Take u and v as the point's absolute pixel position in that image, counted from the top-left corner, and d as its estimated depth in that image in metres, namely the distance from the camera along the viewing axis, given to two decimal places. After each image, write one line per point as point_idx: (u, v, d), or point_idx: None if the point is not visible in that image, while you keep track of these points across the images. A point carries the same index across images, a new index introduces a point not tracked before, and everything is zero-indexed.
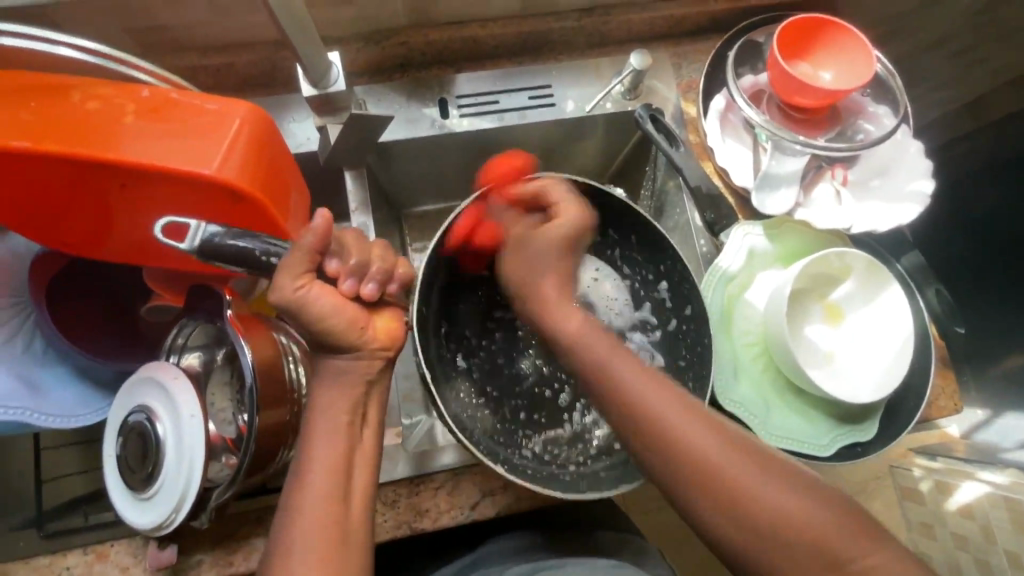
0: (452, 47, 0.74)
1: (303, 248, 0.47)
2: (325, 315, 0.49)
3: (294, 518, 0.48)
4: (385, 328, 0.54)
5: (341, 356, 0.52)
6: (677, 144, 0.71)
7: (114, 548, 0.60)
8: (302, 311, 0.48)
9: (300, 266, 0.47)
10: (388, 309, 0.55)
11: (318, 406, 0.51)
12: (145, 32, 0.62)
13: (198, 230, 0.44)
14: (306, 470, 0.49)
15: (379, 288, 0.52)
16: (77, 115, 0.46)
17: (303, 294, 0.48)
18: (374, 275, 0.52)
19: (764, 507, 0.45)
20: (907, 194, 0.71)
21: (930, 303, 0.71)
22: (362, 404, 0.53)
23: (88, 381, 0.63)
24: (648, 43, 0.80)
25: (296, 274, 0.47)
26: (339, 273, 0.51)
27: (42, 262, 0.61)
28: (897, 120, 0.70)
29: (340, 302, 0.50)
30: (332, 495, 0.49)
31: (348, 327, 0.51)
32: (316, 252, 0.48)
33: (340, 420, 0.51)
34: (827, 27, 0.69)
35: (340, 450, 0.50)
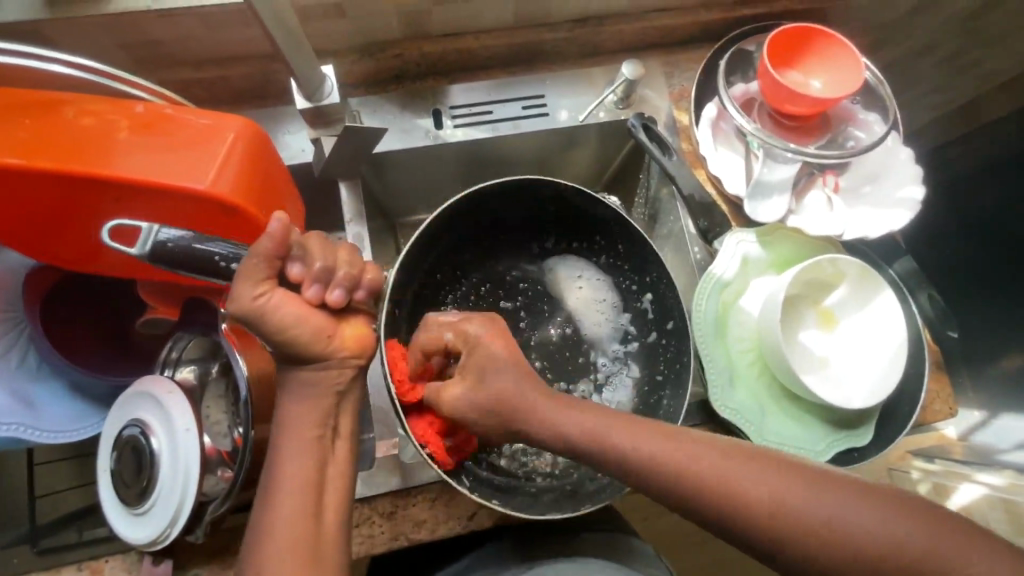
0: (445, 58, 0.75)
1: (257, 253, 0.44)
2: (287, 325, 0.46)
3: (267, 536, 0.46)
4: (355, 337, 0.50)
5: (309, 368, 0.49)
6: (669, 152, 0.72)
7: (108, 564, 0.59)
8: (261, 320, 0.45)
9: (257, 273, 0.45)
10: (358, 316, 0.51)
11: (288, 420, 0.49)
12: (139, 47, 0.63)
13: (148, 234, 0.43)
14: (274, 487, 0.47)
15: (346, 295, 0.48)
16: (71, 131, 0.46)
17: (261, 303, 0.45)
18: (341, 280, 0.48)
19: (861, 532, 0.41)
20: (897, 200, 0.71)
21: (922, 308, 0.71)
22: (332, 414, 0.50)
23: (82, 395, 0.63)
24: (640, 53, 0.80)
25: (255, 280, 0.45)
26: (303, 279, 0.48)
27: (38, 276, 0.61)
28: (888, 126, 0.71)
29: (303, 310, 0.47)
30: (299, 511, 0.47)
31: (313, 337, 0.47)
32: (273, 258, 0.45)
33: (309, 434, 0.49)
34: (816, 36, 0.70)
35: (309, 464, 0.48)
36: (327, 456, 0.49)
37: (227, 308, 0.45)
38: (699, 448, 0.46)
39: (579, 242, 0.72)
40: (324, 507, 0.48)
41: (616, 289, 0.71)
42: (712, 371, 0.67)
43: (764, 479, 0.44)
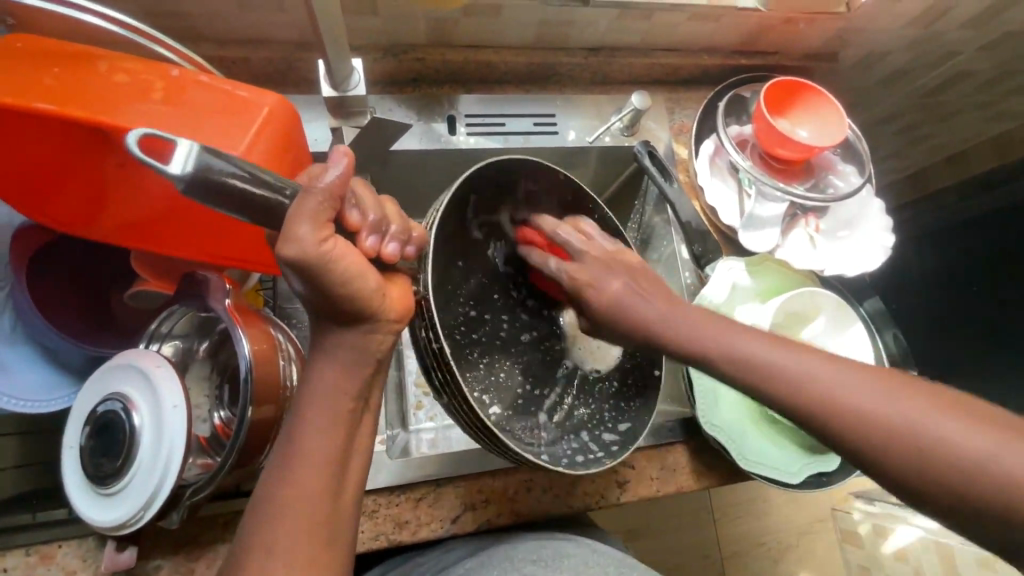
0: (466, 68, 0.77)
1: (326, 192, 0.39)
2: (349, 280, 0.43)
3: (280, 508, 0.44)
4: (400, 297, 0.48)
5: (354, 330, 0.46)
6: (670, 178, 0.76)
7: (61, 550, 0.56)
8: (323, 269, 0.41)
9: (325, 214, 0.40)
10: (400, 276, 0.49)
11: (313, 391, 0.46)
12: (163, 15, 0.62)
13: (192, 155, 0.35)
14: (297, 449, 0.45)
15: (401, 250, 0.47)
16: (103, 84, 0.45)
17: (328, 249, 0.41)
18: (396, 234, 0.47)
19: (809, 391, 0.48)
20: (871, 245, 0.78)
21: (887, 346, 0.76)
22: (366, 387, 0.48)
23: (57, 363, 0.60)
24: (645, 87, 0.85)
25: (320, 224, 0.40)
26: (360, 228, 0.45)
27: (27, 237, 0.58)
28: (864, 179, 0.78)
29: (365, 263, 0.44)
30: (316, 497, 0.45)
31: (375, 291, 0.45)
32: (337, 200, 0.41)
33: (342, 408, 0.47)
34: (805, 91, 0.77)
35: (337, 441, 0.46)
36: (355, 433, 0.48)
37: (284, 251, 0.39)
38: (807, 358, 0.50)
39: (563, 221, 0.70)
40: (346, 481, 0.47)
41: None
42: (700, 389, 0.71)
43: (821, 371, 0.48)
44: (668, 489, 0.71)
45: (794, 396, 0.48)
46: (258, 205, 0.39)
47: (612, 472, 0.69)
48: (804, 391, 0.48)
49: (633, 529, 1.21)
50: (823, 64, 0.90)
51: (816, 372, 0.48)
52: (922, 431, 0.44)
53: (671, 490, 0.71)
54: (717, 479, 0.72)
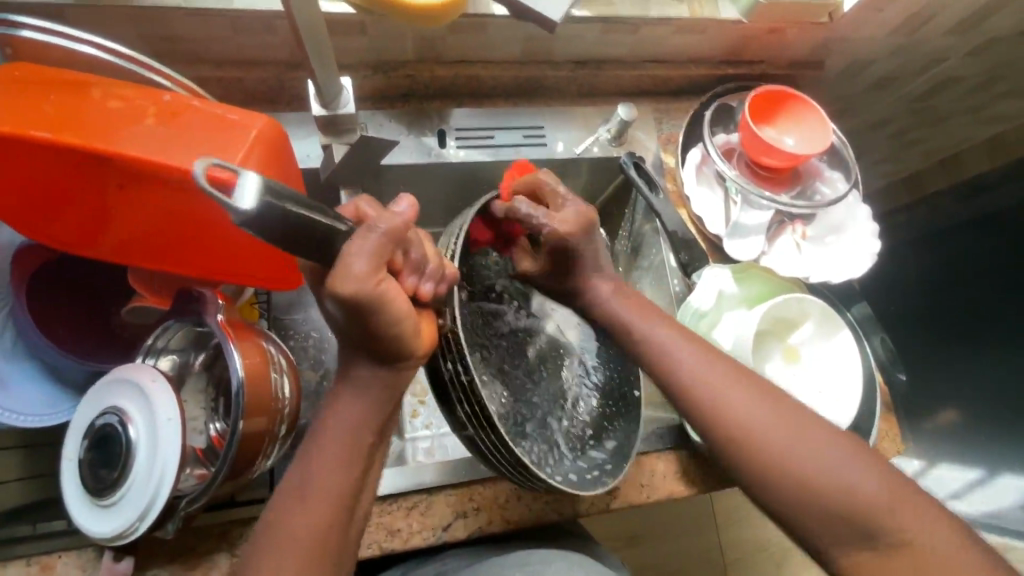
0: (455, 83, 0.79)
1: (392, 237, 0.41)
2: (395, 319, 0.44)
3: (283, 532, 0.46)
4: (430, 332, 0.49)
5: (384, 366, 0.48)
6: (656, 189, 0.78)
7: (61, 560, 0.58)
8: (373, 309, 0.41)
9: (381, 257, 0.41)
10: (428, 312, 0.49)
11: (338, 413, 0.49)
12: (158, 39, 0.64)
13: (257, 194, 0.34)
14: (310, 472, 0.47)
15: (437, 289, 0.48)
16: (97, 110, 0.47)
17: (382, 290, 0.41)
18: (432, 274, 0.47)
19: (767, 440, 0.55)
20: (859, 251, 0.79)
21: (875, 351, 0.78)
22: (387, 420, 0.51)
23: (57, 378, 0.62)
24: (633, 98, 0.87)
25: (376, 266, 0.41)
26: (403, 268, 0.45)
27: (28, 255, 0.61)
28: (850, 185, 0.79)
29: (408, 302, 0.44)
30: (326, 517, 0.47)
31: (414, 330, 0.46)
32: (394, 245, 0.42)
33: (364, 439, 0.49)
34: (790, 100, 0.78)
35: (354, 464, 0.48)
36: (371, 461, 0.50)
37: (338, 290, 0.39)
38: (774, 410, 0.56)
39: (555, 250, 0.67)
40: (354, 514, 0.49)
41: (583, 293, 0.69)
42: None
43: (776, 423, 0.55)
44: (659, 496, 0.71)
45: (752, 443, 0.55)
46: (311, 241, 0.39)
47: None
48: (773, 446, 0.54)
49: (636, 535, 1.21)
50: (808, 71, 0.91)
51: (776, 425, 0.55)
52: (850, 479, 0.52)
53: (662, 497, 0.72)
54: (708, 484, 0.73)
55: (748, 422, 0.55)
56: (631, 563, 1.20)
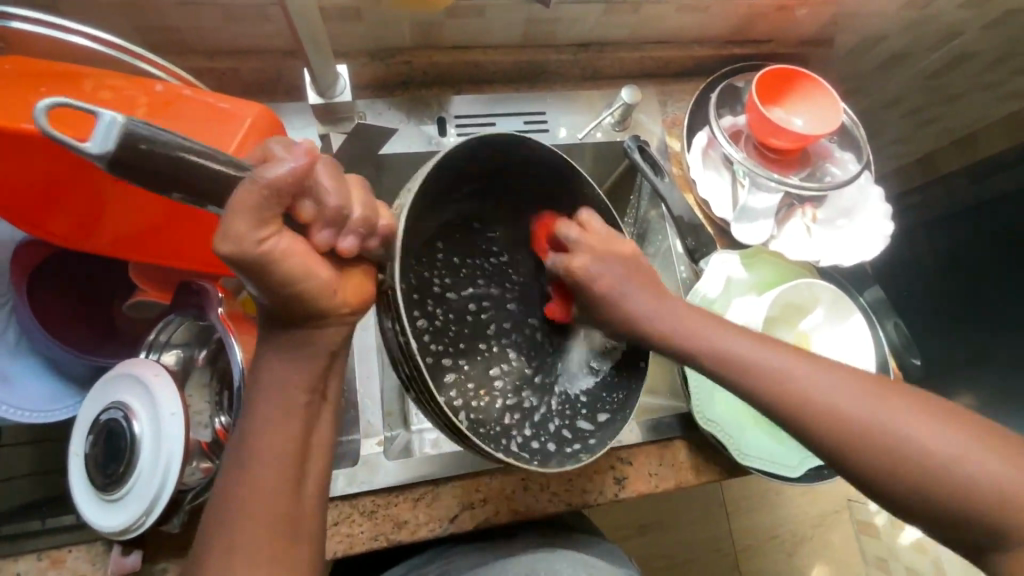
0: (454, 69, 0.77)
1: (269, 190, 0.38)
2: (294, 276, 0.42)
3: (238, 507, 0.45)
4: (355, 290, 0.47)
5: (303, 325, 0.46)
6: (662, 173, 0.76)
7: (71, 554, 0.58)
8: (263, 269, 0.41)
9: (263, 213, 0.38)
10: (359, 268, 0.47)
11: (264, 384, 0.47)
12: (153, 30, 0.63)
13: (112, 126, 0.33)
14: (253, 452, 0.46)
15: (358, 245, 0.45)
16: (90, 102, 0.47)
17: (268, 248, 0.40)
18: (352, 229, 0.44)
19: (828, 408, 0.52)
20: (871, 234, 0.77)
21: (889, 336, 0.76)
22: (322, 377, 0.49)
23: (60, 374, 0.62)
24: (637, 80, 0.85)
25: (258, 223, 0.39)
26: (313, 220, 0.43)
27: (28, 250, 0.60)
28: (861, 165, 0.77)
29: (309, 261, 0.43)
30: (286, 495, 0.46)
31: (320, 291, 0.44)
32: (284, 196, 0.38)
33: (297, 400, 0.47)
34: (800, 78, 0.75)
35: (294, 430, 0.47)
36: (314, 422, 0.49)
37: (219, 248, 0.39)
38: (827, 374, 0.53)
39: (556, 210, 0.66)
40: (302, 485, 0.48)
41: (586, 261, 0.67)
42: (695, 387, 0.70)
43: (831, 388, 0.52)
44: (668, 484, 0.70)
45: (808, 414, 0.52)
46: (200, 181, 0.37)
47: (609, 467, 0.70)
48: (844, 416, 0.51)
49: (645, 524, 1.20)
50: (817, 50, 0.88)
51: (828, 394, 0.52)
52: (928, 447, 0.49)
53: (670, 486, 0.71)
54: (717, 473, 0.72)
55: (819, 400, 0.52)
56: (640, 552, 1.19)
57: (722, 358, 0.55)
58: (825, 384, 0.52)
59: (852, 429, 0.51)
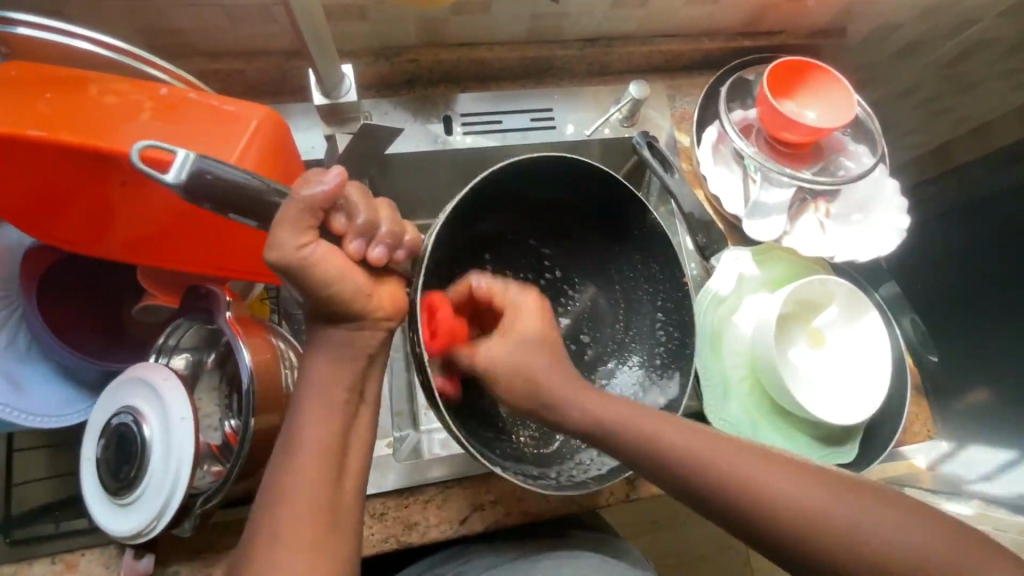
0: (460, 67, 0.76)
1: (306, 202, 0.41)
2: (328, 280, 0.44)
3: (282, 498, 0.45)
4: (391, 296, 0.49)
5: (343, 326, 0.48)
6: (671, 170, 0.74)
7: (85, 558, 0.58)
8: (301, 274, 0.43)
9: (302, 223, 0.42)
10: (394, 277, 0.50)
11: (312, 382, 0.48)
12: (157, 33, 0.63)
13: (186, 163, 0.39)
14: (299, 450, 0.46)
15: (388, 254, 0.47)
16: (93, 108, 0.47)
17: (307, 254, 0.43)
18: (383, 238, 0.46)
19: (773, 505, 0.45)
20: (886, 228, 0.75)
21: (905, 332, 0.75)
22: (361, 376, 0.49)
23: (71, 379, 0.62)
24: (645, 75, 0.83)
25: (300, 230, 0.42)
26: (346, 232, 0.45)
27: (38, 255, 0.61)
28: (876, 159, 0.75)
29: (346, 267, 0.45)
30: (323, 494, 0.46)
31: (355, 294, 0.46)
32: (320, 209, 0.42)
33: (337, 396, 0.48)
34: (812, 70, 0.74)
35: (334, 428, 0.48)
36: (353, 422, 0.49)
37: (266, 256, 0.42)
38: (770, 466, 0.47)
39: (608, 223, 0.66)
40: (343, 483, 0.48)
41: (632, 272, 0.67)
42: (708, 385, 0.69)
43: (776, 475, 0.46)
44: None
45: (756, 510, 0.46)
46: (258, 206, 0.42)
47: None
48: (791, 507, 0.45)
49: (656, 523, 1.19)
50: (829, 41, 0.86)
51: (778, 482, 0.46)
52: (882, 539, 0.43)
53: None
54: None
55: (768, 488, 0.46)
56: (651, 551, 1.19)
57: (662, 442, 0.49)
58: (763, 472, 0.46)
59: (793, 515, 0.45)
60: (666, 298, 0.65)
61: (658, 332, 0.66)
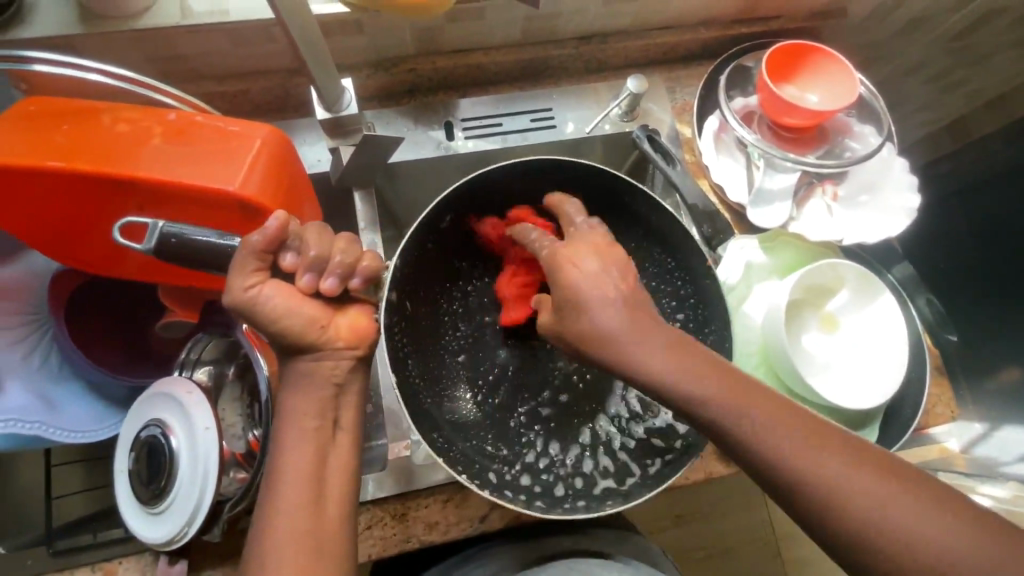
0: (458, 73, 0.78)
1: (252, 247, 0.46)
2: (280, 314, 0.48)
3: (273, 512, 0.47)
4: (350, 327, 0.52)
5: (304, 357, 0.50)
6: (674, 162, 0.73)
7: (122, 566, 0.60)
8: (253, 310, 0.47)
9: (248, 265, 0.46)
10: (355, 306, 0.53)
11: (285, 415, 0.50)
12: (165, 60, 0.65)
13: (154, 229, 0.44)
14: (279, 479, 0.48)
15: (339, 283, 0.49)
16: (106, 136, 0.49)
17: (252, 293, 0.47)
18: (335, 268, 0.49)
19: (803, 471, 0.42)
20: (895, 208, 0.74)
21: (922, 311, 0.76)
22: (335, 403, 0.51)
23: (102, 396, 0.65)
24: (643, 70, 0.84)
25: (246, 272, 0.46)
26: (296, 269, 0.49)
27: (60, 280, 0.64)
28: (882, 138, 0.74)
29: (294, 300, 0.48)
30: (304, 508, 0.47)
31: (306, 326, 0.49)
32: (266, 252, 0.47)
33: (308, 425, 0.50)
34: (811, 52, 0.73)
35: (311, 453, 0.49)
36: (328, 448, 0.50)
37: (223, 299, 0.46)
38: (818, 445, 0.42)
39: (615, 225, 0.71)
40: (325, 501, 0.48)
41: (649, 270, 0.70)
42: None
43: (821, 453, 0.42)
44: (698, 476, 0.69)
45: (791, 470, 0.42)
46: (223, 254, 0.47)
47: None
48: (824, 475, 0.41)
49: (682, 515, 1.19)
50: (829, 22, 0.85)
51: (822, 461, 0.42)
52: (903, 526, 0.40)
53: (701, 477, 0.69)
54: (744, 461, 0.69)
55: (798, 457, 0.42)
56: (676, 545, 1.18)
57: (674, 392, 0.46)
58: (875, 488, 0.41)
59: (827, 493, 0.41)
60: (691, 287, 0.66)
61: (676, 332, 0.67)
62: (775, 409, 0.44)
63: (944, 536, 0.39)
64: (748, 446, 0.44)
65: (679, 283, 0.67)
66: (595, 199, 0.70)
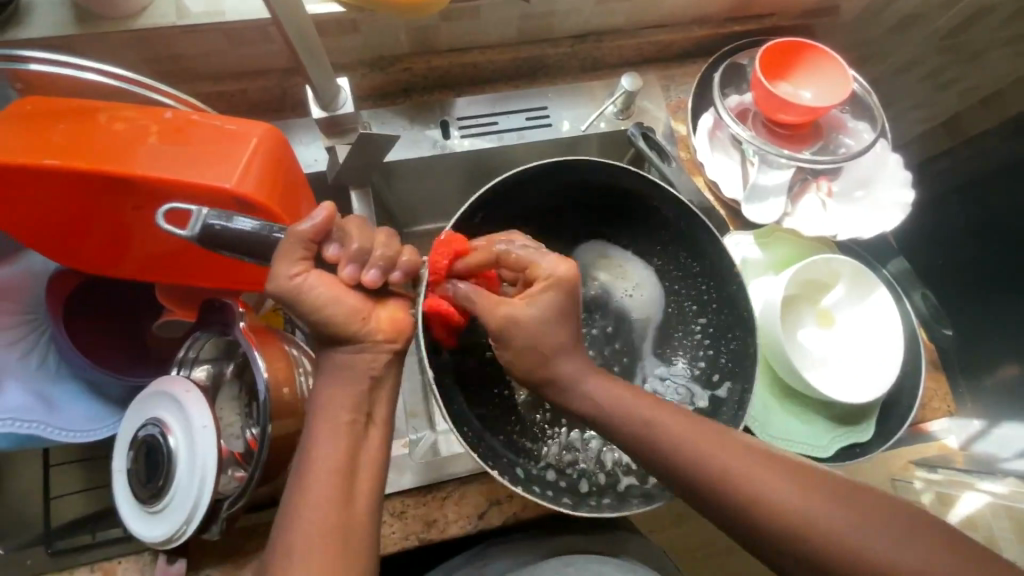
0: (453, 72, 0.78)
1: (300, 236, 0.46)
2: (325, 303, 0.48)
3: (302, 504, 0.47)
4: (389, 319, 0.52)
5: (344, 349, 0.51)
6: (669, 159, 0.73)
7: (121, 565, 0.60)
8: (296, 300, 0.47)
9: (294, 254, 0.46)
10: (394, 299, 0.53)
11: (321, 404, 0.50)
12: (161, 60, 0.66)
13: (199, 217, 0.43)
14: (312, 472, 0.48)
15: (381, 276, 0.50)
16: (104, 134, 0.49)
17: (298, 281, 0.47)
18: (377, 260, 0.49)
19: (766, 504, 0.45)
20: (889, 204, 0.75)
21: (916, 306, 0.76)
22: (368, 399, 0.51)
23: (100, 396, 0.65)
24: (637, 68, 0.84)
25: (292, 260, 0.46)
26: (339, 260, 0.49)
27: (62, 278, 0.65)
28: (876, 134, 0.75)
29: (338, 291, 0.49)
30: (330, 504, 0.47)
31: (347, 317, 0.49)
32: (313, 242, 0.47)
33: (341, 417, 0.50)
34: (804, 50, 0.74)
35: (343, 448, 0.49)
36: (359, 444, 0.50)
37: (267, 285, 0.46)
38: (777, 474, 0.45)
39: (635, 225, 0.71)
40: (354, 497, 0.49)
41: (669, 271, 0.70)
42: None
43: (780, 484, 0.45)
44: None
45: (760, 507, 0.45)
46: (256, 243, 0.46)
47: None
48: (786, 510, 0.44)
49: (682, 514, 1.18)
50: (822, 20, 0.86)
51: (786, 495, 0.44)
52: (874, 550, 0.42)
53: None
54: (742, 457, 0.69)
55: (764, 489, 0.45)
56: (676, 543, 1.18)
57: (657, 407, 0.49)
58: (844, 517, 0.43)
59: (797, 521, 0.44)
60: (712, 289, 0.65)
61: (701, 334, 0.66)
62: (748, 453, 0.46)
63: (897, 553, 0.42)
64: (727, 473, 0.46)
65: (701, 287, 0.67)
66: (617, 197, 0.69)
